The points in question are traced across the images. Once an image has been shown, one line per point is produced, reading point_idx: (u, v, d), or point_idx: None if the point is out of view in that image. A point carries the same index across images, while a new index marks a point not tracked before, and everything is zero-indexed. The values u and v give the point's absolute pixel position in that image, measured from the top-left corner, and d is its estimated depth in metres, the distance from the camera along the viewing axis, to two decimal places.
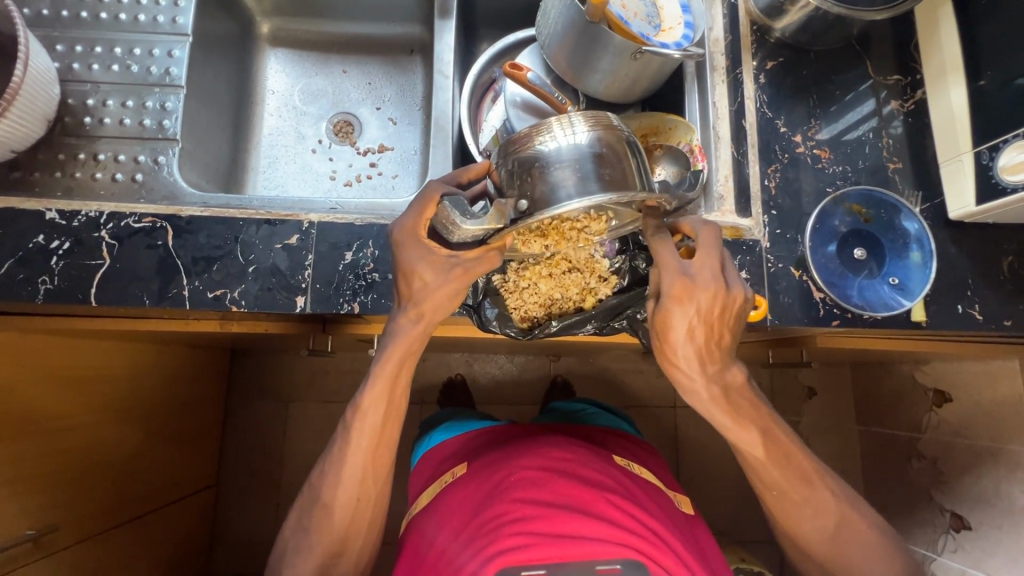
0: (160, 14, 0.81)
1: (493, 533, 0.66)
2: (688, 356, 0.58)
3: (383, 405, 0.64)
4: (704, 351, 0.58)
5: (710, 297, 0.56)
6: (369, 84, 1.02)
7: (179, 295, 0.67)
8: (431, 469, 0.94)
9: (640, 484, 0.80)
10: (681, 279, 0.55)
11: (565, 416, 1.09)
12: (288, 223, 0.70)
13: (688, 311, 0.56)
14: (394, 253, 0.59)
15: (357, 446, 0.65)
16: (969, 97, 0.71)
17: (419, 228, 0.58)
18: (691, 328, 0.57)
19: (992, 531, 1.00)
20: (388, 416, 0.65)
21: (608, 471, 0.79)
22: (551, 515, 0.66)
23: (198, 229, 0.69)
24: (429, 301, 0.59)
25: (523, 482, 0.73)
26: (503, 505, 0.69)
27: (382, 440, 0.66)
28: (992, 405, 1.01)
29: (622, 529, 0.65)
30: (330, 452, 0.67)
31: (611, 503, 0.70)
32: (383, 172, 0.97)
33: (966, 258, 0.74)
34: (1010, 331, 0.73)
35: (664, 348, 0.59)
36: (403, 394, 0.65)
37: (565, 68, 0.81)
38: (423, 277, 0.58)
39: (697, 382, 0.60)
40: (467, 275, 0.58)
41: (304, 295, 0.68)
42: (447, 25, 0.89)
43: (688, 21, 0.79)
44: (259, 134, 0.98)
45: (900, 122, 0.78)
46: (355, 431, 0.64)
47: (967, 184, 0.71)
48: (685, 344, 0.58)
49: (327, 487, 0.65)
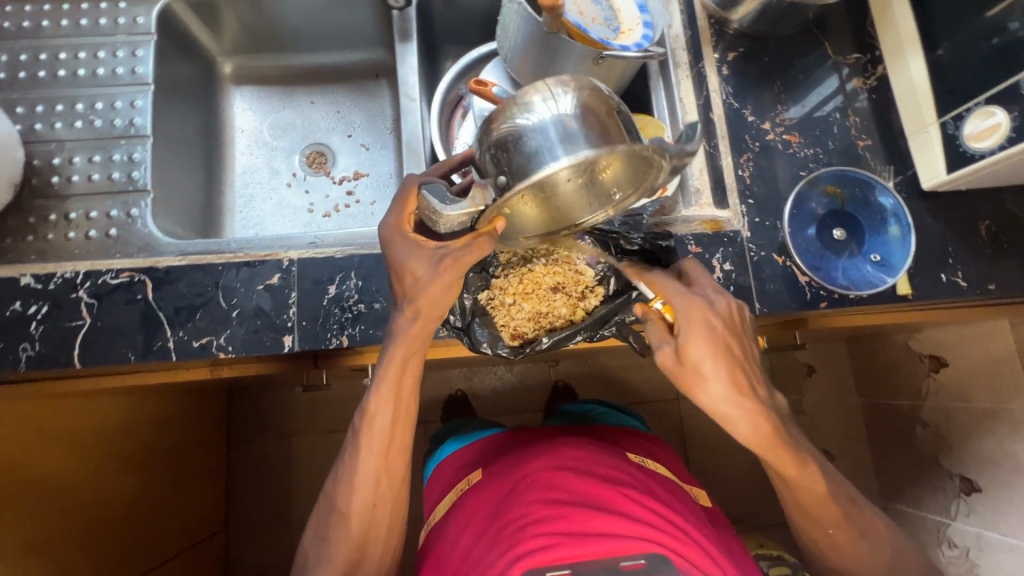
0: (119, 66, 0.80)
1: (515, 534, 0.65)
2: (722, 383, 0.55)
3: (392, 406, 0.63)
4: (741, 374, 0.56)
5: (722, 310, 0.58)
6: (338, 112, 1.02)
7: (165, 347, 0.66)
8: (445, 482, 0.93)
9: (656, 478, 0.80)
10: (696, 299, 0.57)
11: (575, 417, 1.08)
12: (268, 262, 0.69)
13: (713, 332, 0.56)
14: (384, 252, 0.60)
15: (368, 452, 0.64)
16: (928, 68, 0.71)
17: (404, 224, 0.59)
18: (722, 351, 0.56)
19: (1002, 492, 1.00)
20: (396, 422, 0.64)
21: (623, 466, 0.79)
22: (572, 514, 0.66)
23: (178, 279, 0.68)
24: (427, 297, 0.58)
25: (538, 484, 0.72)
26: (523, 507, 0.69)
27: (393, 445, 0.65)
28: (987, 366, 1.02)
29: (646, 524, 0.65)
30: (342, 461, 0.66)
31: (630, 498, 0.70)
32: (361, 199, 0.99)
33: (943, 225, 0.75)
34: (995, 295, 0.74)
35: (695, 381, 0.56)
36: (410, 399, 0.64)
37: (530, 79, 0.81)
38: (414, 271, 0.58)
39: (742, 411, 0.56)
40: (456, 263, 0.57)
41: (291, 333, 0.67)
42: (409, 48, 0.88)
43: (646, 21, 0.81)
44: (232, 173, 0.97)
45: (865, 98, 0.79)
46: (363, 438, 0.64)
47: (936, 154, 0.72)
48: (717, 361, 0.55)
49: (343, 514, 0.65)
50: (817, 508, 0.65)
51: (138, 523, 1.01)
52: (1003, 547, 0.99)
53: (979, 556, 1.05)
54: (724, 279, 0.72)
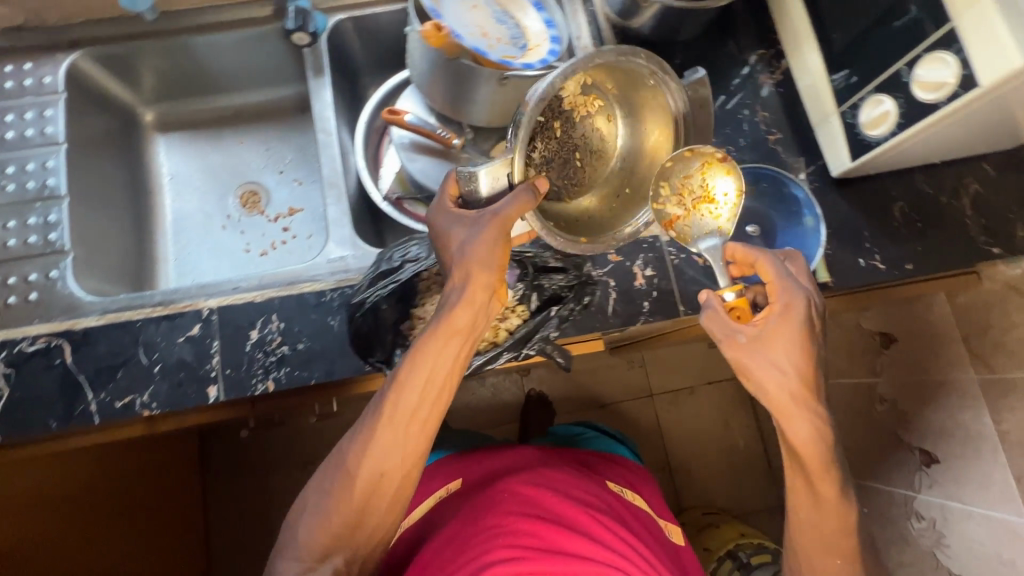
0: (28, 128, 0.81)
1: (484, 542, 0.65)
2: (791, 378, 0.59)
3: (428, 376, 0.59)
4: (809, 374, 0.59)
5: (809, 314, 0.61)
6: (268, 150, 1.02)
7: (87, 410, 0.65)
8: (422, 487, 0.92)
9: (633, 511, 0.81)
10: (799, 299, 0.61)
11: (565, 440, 1.10)
12: (188, 313, 0.69)
13: (791, 334, 0.59)
14: (428, 226, 0.65)
15: (389, 420, 0.59)
16: (823, 59, 0.73)
17: (445, 199, 0.65)
18: (800, 354, 0.59)
19: (957, 461, 1.01)
20: (427, 396, 0.60)
21: (602, 493, 0.80)
22: (544, 531, 0.67)
23: (97, 339, 0.67)
24: (473, 258, 0.60)
25: (516, 498, 0.73)
26: (499, 516, 0.69)
27: (422, 419, 0.60)
28: (930, 338, 1.03)
29: (615, 551, 0.66)
30: (358, 427, 0.61)
31: (604, 523, 0.71)
32: (297, 234, 0.98)
33: (857, 211, 0.76)
34: (914, 274, 0.75)
35: (762, 373, 0.60)
36: (446, 385, 0.61)
37: (443, 103, 0.82)
38: (455, 240, 0.62)
39: (800, 411, 0.59)
40: (498, 213, 0.58)
41: (215, 383, 0.67)
42: (323, 82, 0.87)
43: (553, 36, 0.82)
44: (164, 221, 0.97)
45: (773, 93, 0.81)
46: (388, 405, 0.59)
47: (839, 143, 0.73)
48: (791, 364, 0.59)
49: (352, 479, 0.59)
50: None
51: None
52: (965, 516, 1.00)
53: (945, 527, 1.05)
54: (647, 286, 0.72)
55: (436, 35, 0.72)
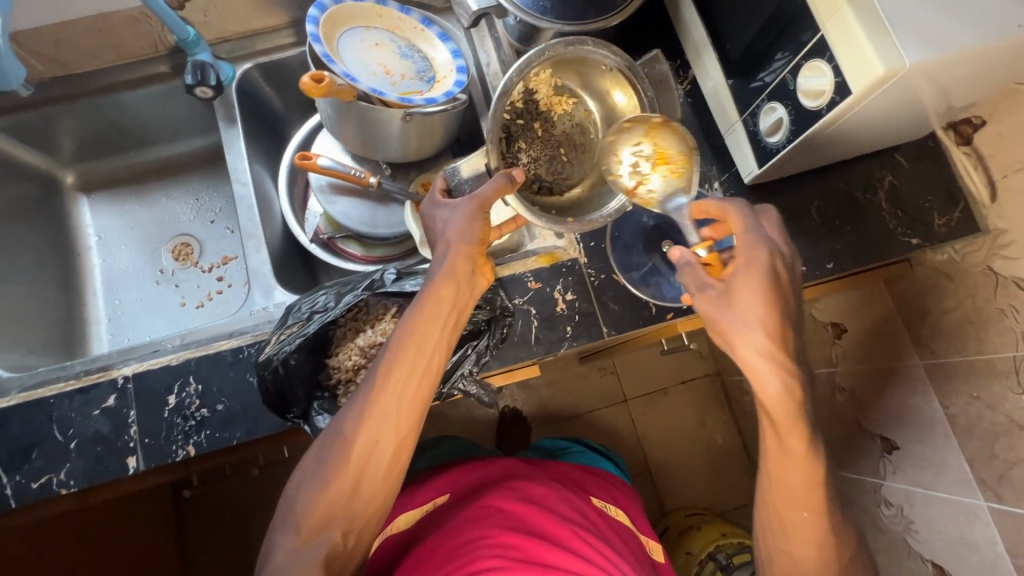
0: None
1: (469, 554, 0.65)
2: (764, 329, 0.55)
3: (425, 338, 0.59)
4: (784, 327, 0.55)
5: (780, 262, 0.57)
6: (197, 200, 1.01)
7: (2, 495, 0.64)
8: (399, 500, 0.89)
9: (614, 527, 0.81)
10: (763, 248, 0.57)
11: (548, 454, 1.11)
12: (102, 385, 0.67)
13: (760, 276, 0.56)
14: (422, 212, 0.68)
15: (389, 383, 0.57)
16: (722, 69, 0.73)
17: (437, 191, 0.69)
18: (767, 306, 0.55)
19: (914, 447, 1.01)
20: (425, 362, 0.59)
21: (583, 509, 0.79)
22: (529, 543, 0.67)
23: (9, 421, 0.66)
24: (455, 231, 0.62)
25: (501, 511, 0.72)
26: (484, 530, 0.69)
27: (418, 383, 0.58)
28: (876, 326, 1.04)
29: (596, 564, 0.66)
30: (354, 397, 0.59)
31: (584, 538, 0.70)
32: (232, 283, 0.98)
33: (774, 215, 0.77)
34: (836, 273, 0.75)
35: (733, 321, 0.55)
36: (438, 350, 0.60)
37: (356, 142, 0.81)
38: (444, 218, 0.65)
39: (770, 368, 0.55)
40: (476, 191, 0.62)
41: (135, 453, 0.66)
42: (235, 132, 0.86)
43: (459, 66, 0.81)
44: (94, 282, 0.95)
45: (683, 104, 0.81)
46: (385, 368, 0.58)
47: (746, 151, 0.73)
48: (763, 315, 0.55)
49: (349, 445, 0.56)
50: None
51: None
52: (928, 500, 1.00)
53: (912, 512, 1.05)
54: (569, 310, 0.72)
55: (315, 88, 0.67)
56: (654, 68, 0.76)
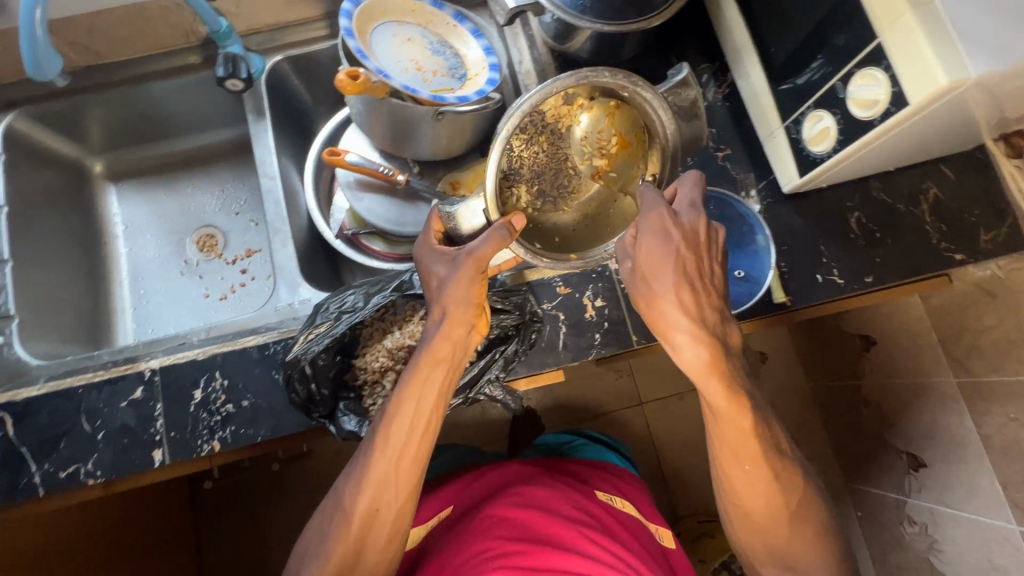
0: None
1: (477, 566, 0.66)
2: (680, 293, 0.57)
3: (412, 412, 0.59)
4: (699, 289, 0.57)
5: (695, 223, 0.59)
6: (222, 192, 1.01)
7: (31, 483, 0.64)
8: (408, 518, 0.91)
9: (620, 517, 0.80)
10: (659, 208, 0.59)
11: (552, 451, 1.10)
12: (129, 376, 0.67)
13: (669, 239, 0.58)
14: (416, 262, 0.66)
15: (379, 456, 0.59)
16: (765, 73, 0.70)
17: (430, 237, 0.67)
18: (674, 270, 0.57)
19: (943, 465, 0.98)
20: (415, 433, 0.60)
21: (589, 505, 0.79)
22: (537, 550, 0.68)
23: (38, 409, 0.66)
24: (450, 294, 0.61)
25: (505, 519, 0.73)
26: (490, 540, 0.70)
27: (409, 455, 0.60)
28: (909, 340, 1.01)
29: (604, 564, 0.67)
30: (352, 463, 0.61)
31: (590, 538, 0.71)
32: (256, 275, 0.98)
33: (812, 225, 0.74)
34: (874, 287, 0.73)
35: (649, 288, 0.58)
36: (433, 414, 0.61)
37: (385, 139, 0.81)
38: (439, 273, 0.62)
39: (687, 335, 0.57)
40: (472, 255, 0.60)
41: (161, 446, 0.66)
42: (263, 125, 0.85)
43: (491, 64, 0.80)
44: (120, 272, 0.96)
45: (720, 108, 0.79)
46: (377, 440, 0.59)
47: (787, 159, 0.70)
48: (676, 277, 0.57)
49: (349, 511, 0.59)
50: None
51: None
52: (954, 520, 0.97)
53: (936, 531, 1.02)
54: (598, 317, 0.70)
55: (352, 85, 0.67)
56: (681, 95, 0.66)
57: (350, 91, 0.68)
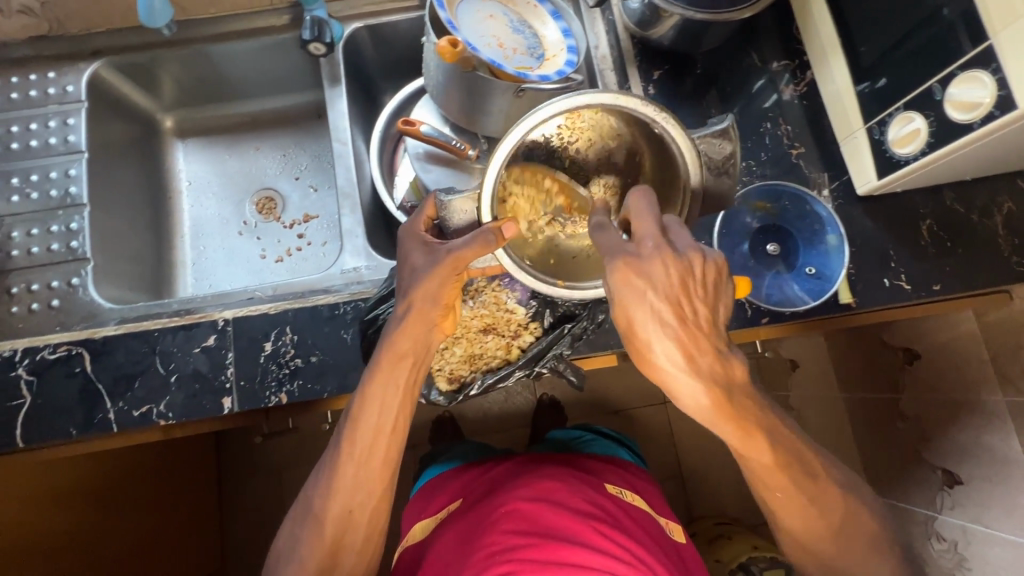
0: (51, 136, 0.82)
1: (485, 560, 0.66)
2: (669, 351, 0.51)
3: (379, 411, 0.62)
4: (687, 339, 0.51)
5: (662, 271, 0.51)
6: (284, 156, 1.03)
7: (106, 419, 0.67)
8: (423, 507, 0.95)
9: (631, 512, 0.81)
10: (665, 250, 0.50)
11: (563, 445, 1.10)
12: (204, 324, 0.69)
13: (642, 295, 0.51)
14: (399, 248, 0.68)
15: (348, 455, 0.62)
16: (851, 72, 0.70)
17: (417, 225, 0.68)
18: (653, 317, 0.50)
19: (981, 483, 0.98)
20: (380, 432, 0.62)
21: (597, 499, 0.79)
22: (545, 543, 0.67)
23: (115, 348, 0.68)
24: (418, 290, 0.62)
25: (512, 513, 0.73)
26: (497, 534, 0.70)
27: (375, 453, 0.63)
28: (956, 356, 1.00)
29: (614, 557, 0.67)
30: (325, 462, 0.64)
31: (600, 531, 0.70)
32: (312, 241, 0.99)
33: (883, 229, 0.74)
34: (941, 295, 0.73)
35: (640, 347, 0.52)
36: (400, 413, 0.63)
37: (458, 114, 0.81)
38: (414, 263, 0.64)
39: (682, 382, 0.52)
40: (449, 253, 0.60)
41: (230, 394, 0.68)
42: (339, 92, 0.88)
43: (569, 46, 0.80)
44: (182, 227, 0.98)
45: (797, 106, 0.79)
46: (345, 440, 0.62)
47: (866, 160, 0.70)
48: (659, 335, 0.50)
49: (321, 511, 0.62)
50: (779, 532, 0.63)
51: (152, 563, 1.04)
52: (989, 539, 0.96)
53: (966, 549, 1.02)
54: None
55: (452, 52, 0.70)
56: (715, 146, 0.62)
57: (446, 58, 0.71)
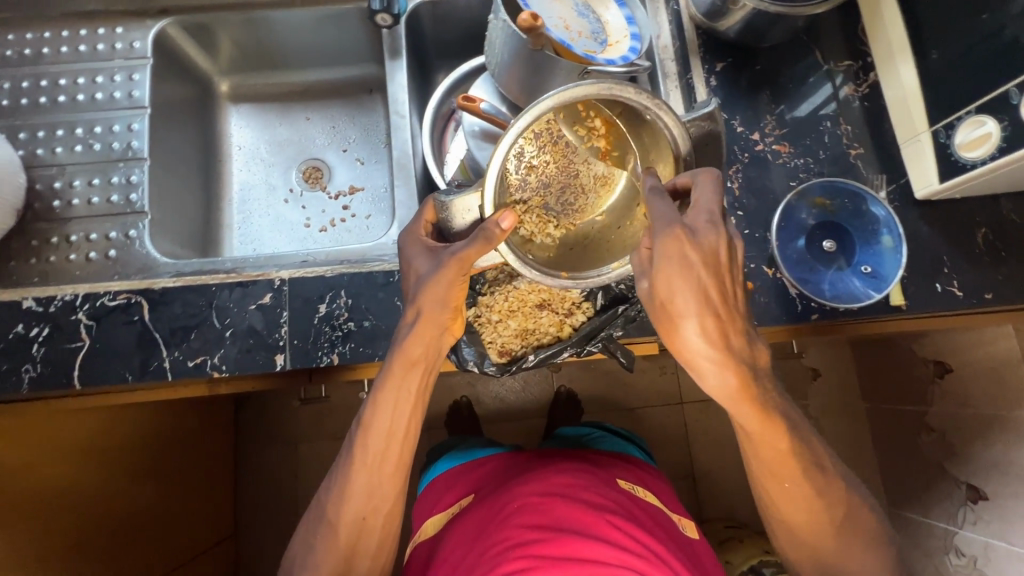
0: (116, 90, 0.83)
1: (498, 556, 0.64)
2: (705, 327, 0.49)
3: (391, 416, 0.63)
4: (723, 319, 0.49)
5: (715, 244, 0.50)
6: (333, 127, 1.03)
7: (161, 367, 0.68)
8: (436, 496, 0.93)
9: (646, 509, 0.78)
10: (679, 229, 0.49)
11: (572, 441, 1.06)
12: (260, 282, 0.70)
13: (688, 266, 0.49)
14: (400, 254, 0.66)
15: (360, 466, 0.64)
16: (920, 74, 0.70)
17: (421, 229, 0.67)
18: (697, 294, 0.48)
19: (1007, 500, 0.98)
20: (391, 439, 0.64)
21: (613, 494, 0.76)
22: (557, 537, 0.64)
23: (173, 299, 0.70)
24: (425, 294, 0.61)
25: (527, 507, 0.70)
26: (510, 530, 0.67)
27: (387, 461, 0.64)
28: (992, 371, 0.99)
29: (628, 550, 0.63)
30: (336, 469, 0.66)
31: (615, 525, 0.67)
32: (356, 213, 0.99)
33: (938, 235, 0.74)
34: (993, 304, 0.73)
35: (673, 320, 0.50)
36: (412, 419, 0.64)
37: (518, 93, 0.81)
38: (418, 269, 0.63)
39: (712, 362, 0.50)
40: (454, 256, 0.58)
41: (283, 352, 0.69)
42: (399, 65, 0.89)
43: (633, 33, 0.80)
44: (230, 190, 0.99)
45: (858, 106, 0.79)
46: (357, 449, 0.64)
47: (928, 163, 0.71)
48: (699, 311, 0.48)
49: (336, 520, 0.64)
50: (821, 528, 0.63)
51: (167, 532, 1.03)
52: (1011, 556, 0.96)
53: (987, 565, 1.01)
54: None
55: (532, 26, 0.68)
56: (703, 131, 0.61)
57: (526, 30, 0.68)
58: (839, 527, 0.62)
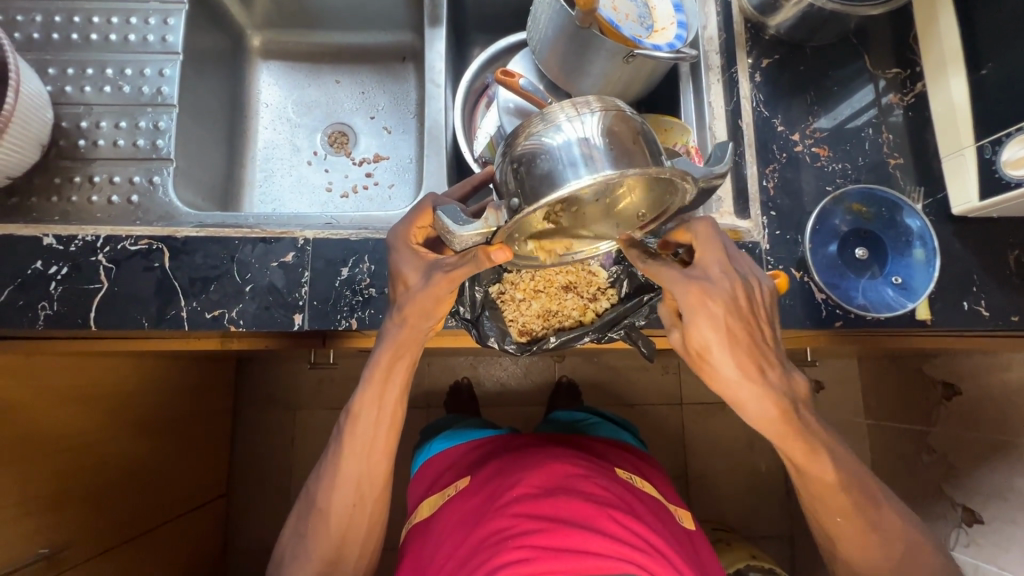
0: (150, 34, 0.82)
1: (497, 545, 0.63)
2: (733, 366, 0.51)
3: (373, 411, 0.63)
4: (751, 354, 0.51)
5: (732, 291, 0.51)
6: (362, 93, 1.02)
7: (178, 316, 0.68)
8: (429, 480, 0.93)
9: (643, 500, 0.77)
10: (695, 284, 0.51)
11: (565, 428, 1.06)
12: (284, 240, 0.69)
13: (715, 315, 0.50)
14: (387, 258, 0.62)
15: (348, 453, 0.63)
16: (971, 87, 0.68)
17: (411, 235, 0.61)
18: (727, 337, 0.50)
19: (1004, 525, 0.98)
20: (377, 428, 0.63)
21: (612, 487, 0.75)
22: (556, 528, 0.64)
23: (195, 249, 0.69)
24: (411, 308, 0.58)
25: (525, 498, 0.70)
26: (506, 519, 0.67)
27: (373, 449, 0.64)
28: (1001, 397, 0.99)
29: (626, 544, 0.62)
30: (323, 458, 0.66)
31: (616, 519, 0.66)
32: (379, 181, 0.98)
33: (970, 251, 0.73)
34: (1017, 327, 0.72)
35: (706, 364, 0.53)
36: (391, 415, 0.64)
37: (556, 70, 0.79)
38: (406, 280, 0.59)
39: (752, 396, 0.52)
40: (446, 277, 0.55)
41: (302, 312, 0.68)
42: (438, 34, 0.87)
43: (680, 21, 0.78)
44: (254, 147, 0.97)
45: (900, 114, 0.77)
46: (345, 437, 0.63)
47: (969, 177, 0.69)
48: (726, 350, 0.51)
49: (333, 489, 0.64)
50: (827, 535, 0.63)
51: (159, 485, 1.03)
52: None
53: None
54: None
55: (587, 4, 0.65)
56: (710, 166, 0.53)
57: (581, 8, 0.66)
58: (847, 536, 0.62)
